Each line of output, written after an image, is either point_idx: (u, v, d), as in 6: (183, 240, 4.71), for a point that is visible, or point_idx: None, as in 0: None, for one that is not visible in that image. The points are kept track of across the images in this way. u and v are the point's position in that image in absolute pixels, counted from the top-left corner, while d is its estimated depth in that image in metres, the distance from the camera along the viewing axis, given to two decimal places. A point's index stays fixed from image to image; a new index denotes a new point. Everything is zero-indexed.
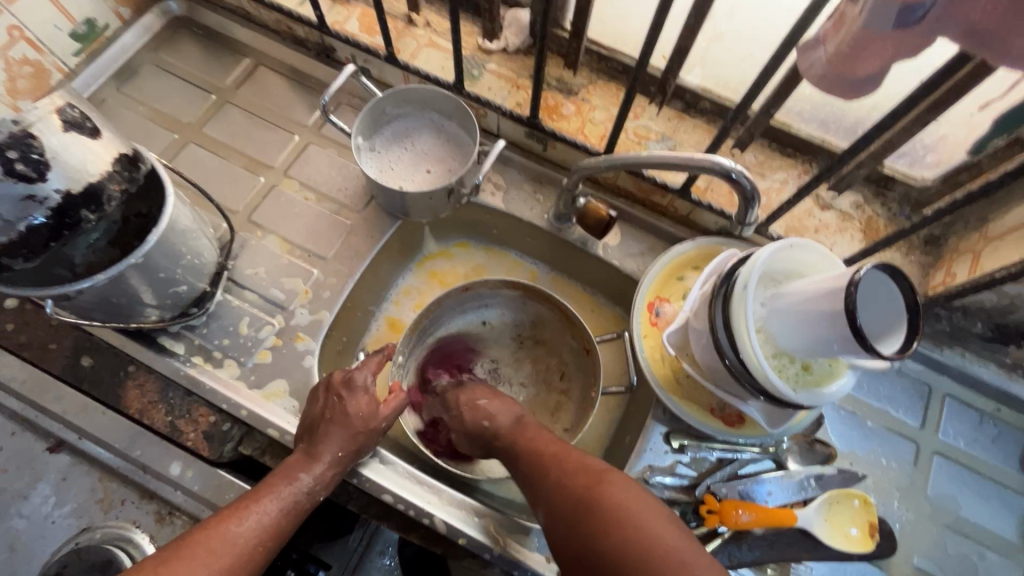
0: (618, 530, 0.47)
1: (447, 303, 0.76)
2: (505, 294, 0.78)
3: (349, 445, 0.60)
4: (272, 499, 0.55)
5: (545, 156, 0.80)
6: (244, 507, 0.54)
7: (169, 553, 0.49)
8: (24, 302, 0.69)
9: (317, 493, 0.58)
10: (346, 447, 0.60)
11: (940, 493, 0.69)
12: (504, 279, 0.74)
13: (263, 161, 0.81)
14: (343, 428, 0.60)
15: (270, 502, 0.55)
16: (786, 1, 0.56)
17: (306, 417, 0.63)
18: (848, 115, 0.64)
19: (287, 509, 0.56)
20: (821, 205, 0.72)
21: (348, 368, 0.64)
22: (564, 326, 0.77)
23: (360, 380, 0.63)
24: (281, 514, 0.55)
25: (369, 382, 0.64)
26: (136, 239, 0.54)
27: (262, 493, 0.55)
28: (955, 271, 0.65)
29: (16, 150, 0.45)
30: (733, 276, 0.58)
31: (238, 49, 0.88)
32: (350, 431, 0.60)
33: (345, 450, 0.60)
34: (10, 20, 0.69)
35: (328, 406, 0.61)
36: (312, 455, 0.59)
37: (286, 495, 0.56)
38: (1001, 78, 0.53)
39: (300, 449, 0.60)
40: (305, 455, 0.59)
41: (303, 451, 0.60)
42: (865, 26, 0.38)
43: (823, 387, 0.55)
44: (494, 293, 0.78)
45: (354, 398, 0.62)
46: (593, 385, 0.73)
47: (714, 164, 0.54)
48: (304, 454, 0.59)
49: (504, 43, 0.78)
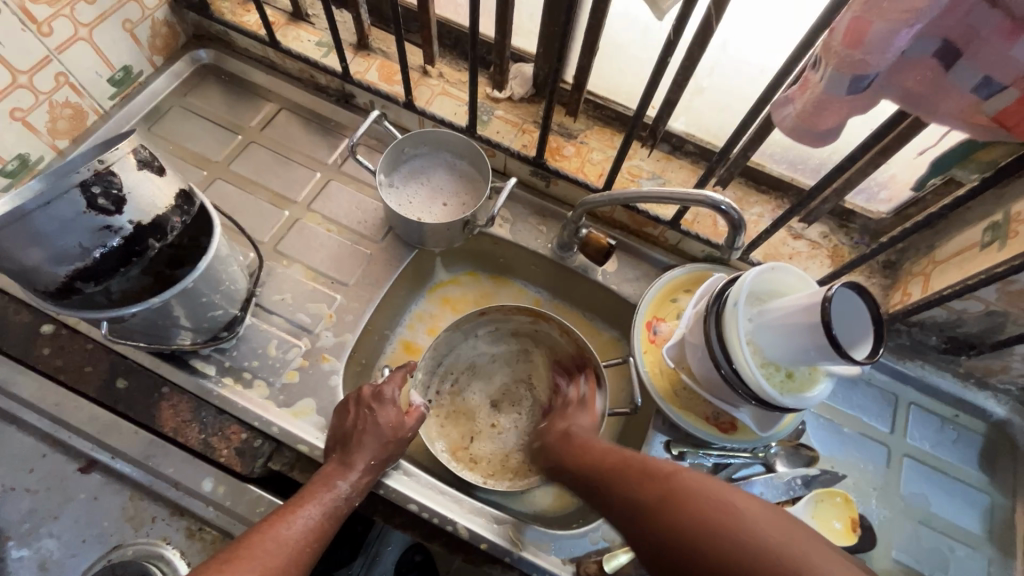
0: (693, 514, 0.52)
1: (463, 325, 0.82)
2: (516, 320, 0.84)
3: (379, 454, 0.65)
4: (313, 504, 0.60)
5: (548, 192, 0.89)
6: (290, 512, 0.59)
7: (231, 553, 0.54)
8: (60, 328, 0.73)
9: (353, 499, 0.62)
10: (377, 455, 0.64)
11: (912, 491, 0.76)
12: (517, 306, 0.80)
13: (288, 196, 0.87)
14: (375, 438, 0.65)
15: (312, 506, 0.60)
16: (757, 63, 0.67)
17: (338, 429, 0.67)
18: (813, 158, 0.74)
19: (327, 514, 0.61)
20: (794, 234, 0.82)
21: (376, 384, 0.70)
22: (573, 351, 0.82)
23: (388, 394, 0.68)
24: (321, 519, 0.60)
25: (396, 396, 0.69)
26: (168, 267, 0.61)
27: (304, 500, 0.60)
28: (910, 291, 0.74)
29: (100, 186, 0.51)
30: (724, 296, 0.66)
31: (261, 94, 0.96)
32: (381, 440, 0.65)
33: (376, 459, 0.64)
34: (58, 68, 0.76)
35: (359, 418, 0.66)
36: (347, 463, 0.63)
37: (326, 500, 0.61)
38: (935, 130, 0.63)
39: (334, 459, 0.64)
40: (340, 464, 0.64)
41: (338, 461, 0.64)
42: (826, 90, 0.47)
43: (805, 392, 0.63)
44: (507, 318, 0.84)
45: (383, 409, 0.67)
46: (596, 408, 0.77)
47: (705, 199, 0.61)
48: (339, 463, 0.64)
49: (510, 93, 0.88)
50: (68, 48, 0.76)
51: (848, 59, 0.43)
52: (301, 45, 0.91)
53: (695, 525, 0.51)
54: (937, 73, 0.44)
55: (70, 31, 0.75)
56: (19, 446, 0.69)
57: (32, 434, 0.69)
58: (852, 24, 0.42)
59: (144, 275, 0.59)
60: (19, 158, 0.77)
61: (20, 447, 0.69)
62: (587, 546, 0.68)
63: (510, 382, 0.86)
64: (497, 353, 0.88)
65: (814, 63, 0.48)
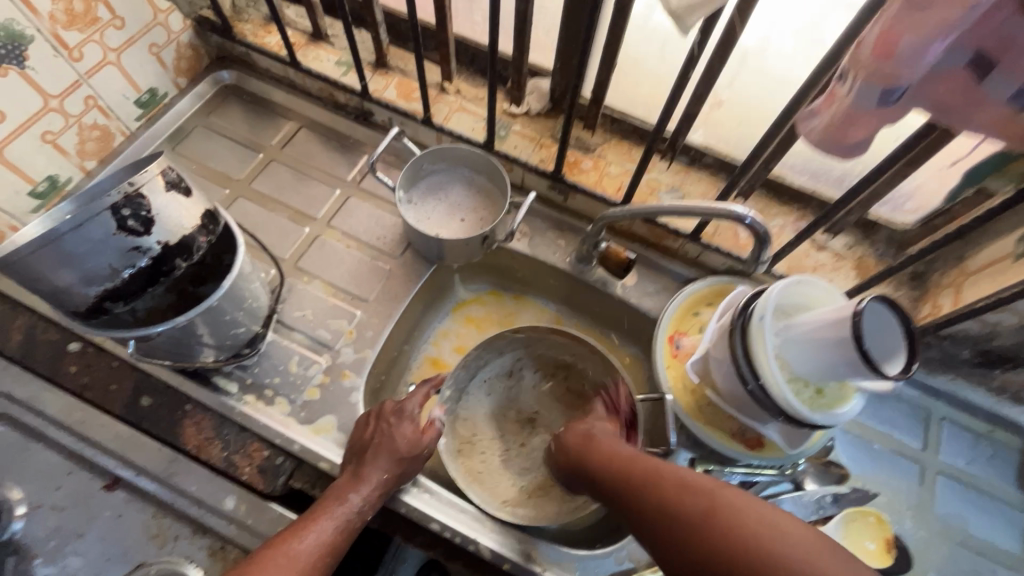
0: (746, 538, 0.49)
1: (494, 343, 0.81)
2: (550, 340, 0.83)
3: (393, 468, 0.64)
4: (326, 519, 0.60)
5: (566, 206, 0.89)
6: (303, 526, 0.59)
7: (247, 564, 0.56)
8: (86, 346, 0.74)
9: (366, 513, 0.62)
10: (391, 470, 0.64)
11: (948, 511, 0.74)
12: (551, 328, 0.79)
13: (308, 213, 0.88)
14: (390, 452, 0.64)
15: (325, 521, 0.60)
16: (779, 74, 0.67)
17: (354, 443, 0.67)
18: (835, 169, 0.74)
19: (340, 529, 0.60)
20: (817, 246, 0.81)
21: (398, 399, 0.70)
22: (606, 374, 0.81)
23: (407, 409, 0.68)
24: (334, 533, 0.60)
25: (417, 411, 0.69)
26: (190, 284, 0.64)
27: (317, 514, 0.60)
28: (940, 303, 0.73)
29: (129, 209, 0.52)
30: (748, 310, 0.65)
31: (282, 113, 0.97)
32: (396, 455, 0.64)
33: (390, 473, 0.64)
34: (88, 92, 0.78)
35: (377, 431, 0.66)
36: (360, 477, 0.63)
37: (339, 514, 0.61)
38: (963, 140, 0.62)
39: (348, 472, 0.64)
40: (353, 477, 0.63)
41: (351, 474, 0.64)
42: (855, 103, 0.46)
43: (835, 409, 0.62)
44: (541, 338, 0.83)
45: (400, 425, 0.67)
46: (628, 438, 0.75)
47: (729, 212, 0.60)
48: (352, 476, 0.64)
49: (527, 108, 0.88)
50: (97, 72, 0.78)
51: (878, 72, 0.43)
52: (321, 64, 0.92)
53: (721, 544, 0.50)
54: (971, 85, 0.43)
55: (99, 56, 0.78)
56: (46, 464, 0.69)
57: (58, 451, 0.70)
58: (880, 37, 0.42)
59: (168, 292, 0.63)
60: (49, 179, 0.79)
61: (46, 464, 0.69)
62: (612, 566, 0.67)
63: (537, 405, 0.85)
64: (523, 375, 0.87)
65: (841, 76, 0.48)
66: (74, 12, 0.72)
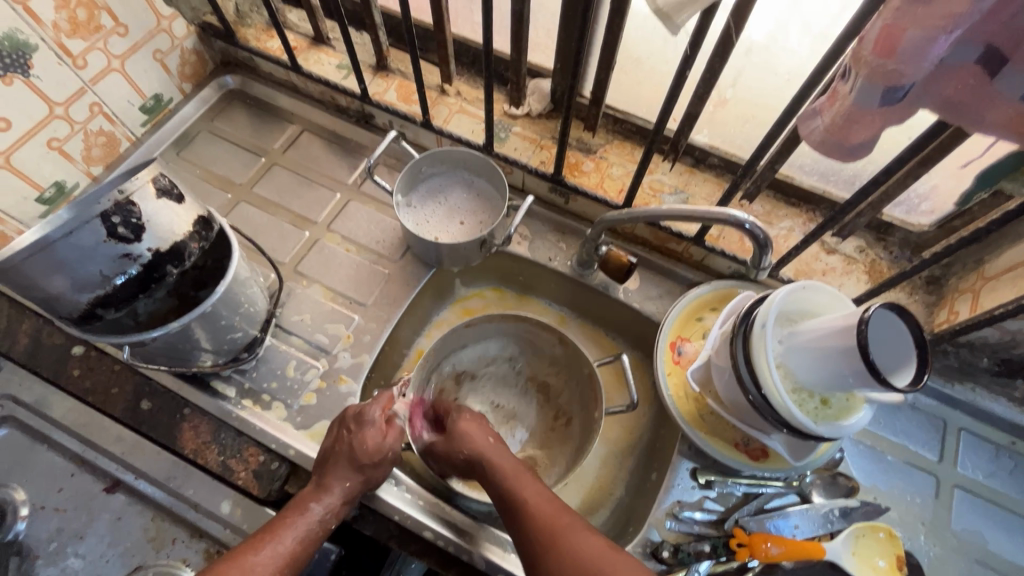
0: None
1: (457, 337, 0.82)
2: (507, 327, 0.84)
3: (355, 476, 0.64)
4: (286, 529, 0.60)
5: (567, 209, 0.87)
6: (263, 537, 0.59)
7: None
8: (90, 350, 0.75)
9: (328, 522, 0.62)
10: (354, 478, 0.64)
11: (965, 527, 0.70)
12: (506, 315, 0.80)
13: (308, 217, 0.88)
14: (351, 460, 0.64)
15: (286, 532, 0.60)
16: (783, 71, 0.65)
17: (321, 451, 0.67)
18: (846, 170, 0.71)
19: (301, 539, 0.60)
20: (827, 249, 0.78)
21: (361, 404, 0.69)
22: (571, 363, 0.82)
23: (370, 415, 0.67)
24: (294, 543, 0.59)
25: (378, 417, 0.67)
26: (192, 290, 0.64)
27: (277, 526, 0.60)
28: (957, 309, 0.69)
29: (120, 216, 0.53)
30: (751, 316, 0.63)
31: (284, 117, 0.97)
32: (358, 463, 0.64)
33: (353, 481, 0.64)
34: (93, 99, 0.79)
35: (340, 439, 0.66)
36: (323, 487, 0.63)
37: (299, 524, 0.61)
38: (980, 141, 0.59)
39: (313, 481, 0.65)
40: (316, 487, 0.64)
41: (315, 484, 0.64)
42: (856, 102, 0.44)
43: (842, 421, 0.59)
44: (499, 327, 0.83)
45: (362, 431, 0.66)
46: (594, 407, 0.77)
47: (728, 217, 0.58)
48: (316, 485, 0.64)
49: (528, 109, 0.87)
50: (101, 79, 0.79)
51: (880, 69, 0.40)
52: (322, 68, 0.92)
53: None
54: (982, 81, 0.41)
55: (103, 63, 0.79)
56: (49, 465, 0.70)
57: (61, 454, 0.71)
58: (882, 32, 0.39)
59: (169, 296, 0.62)
60: (56, 185, 0.80)
61: (50, 466, 0.70)
62: None
63: (499, 396, 0.86)
64: (496, 367, 0.87)
65: (843, 73, 0.45)
66: (78, 20, 0.73)
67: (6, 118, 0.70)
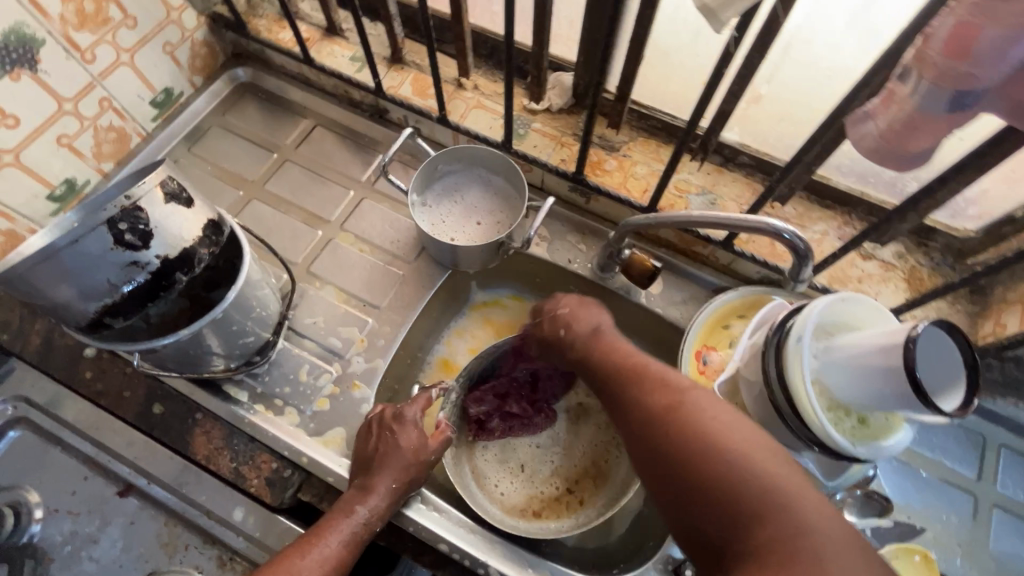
0: (719, 454, 0.44)
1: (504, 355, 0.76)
2: None
3: (401, 477, 0.63)
4: (331, 533, 0.59)
5: (588, 209, 0.84)
6: (308, 542, 0.58)
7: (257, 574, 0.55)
8: (102, 352, 0.74)
9: (373, 525, 0.61)
10: (399, 478, 0.63)
11: (1004, 549, 0.67)
12: None
13: (320, 215, 0.86)
14: (397, 460, 0.63)
15: (331, 535, 0.58)
16: (823, 65, 0.60)
17: (360, 453, 0.66)
18: (886, 172, 0.67)
19: (346, 543, 0.59)
20: (863, 255, 0.74)
21: (399, 404, 0.68)
22: None
23: (410, 415, 0.66)
24: (340, 547, 0.58)
25: (419, 417, 0.66)
26: (204, 291, 0.60)
27: (323, 528, 0.59)
28: (1005, 322, 0.65)
29: (127, 222, 0.51)
30: (786, 327, 0.59)
31: (296, 111, 0.95)
32: (404, 462, 0.63)
33: (398, 481, 0.62)
34: (102, 93, 0.77)
35: (381, 440, 0.65)
36: (367, 488, 0.62)
37: (345, 528, 0.59)
38: None
39: (354, 484, 0.63)
40: (361, 488, 0.62)
41: (358, 485, 0.63)
42: (918, 107, 0.40)
43: (881, 440, 0.56)
44: None
45: (404, 432, 0.65)
46: None
47: (767, 226, 0.54)
48: (359, 488, 0.62)
49: (548, 104, 0.83)
50: (110, 74, 0.77)
51: (950, 72, 0.37)
52: (335, 60, 0.89)
53: (692, 457, 0.45)
54: None
55: (112, 57, 0.76)
56: (64, 467, 0.70)
57: (74, 456, 0.70)
58: (956, 31, 0.36)
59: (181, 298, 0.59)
60: (66, 182, 0.78)
61: (65, 468, 0.70)
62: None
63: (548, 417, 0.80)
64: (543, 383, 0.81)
65: (901, 73, 0.41)
66: (86, 13, 0.71)
67: (14, 114, 0.68)
